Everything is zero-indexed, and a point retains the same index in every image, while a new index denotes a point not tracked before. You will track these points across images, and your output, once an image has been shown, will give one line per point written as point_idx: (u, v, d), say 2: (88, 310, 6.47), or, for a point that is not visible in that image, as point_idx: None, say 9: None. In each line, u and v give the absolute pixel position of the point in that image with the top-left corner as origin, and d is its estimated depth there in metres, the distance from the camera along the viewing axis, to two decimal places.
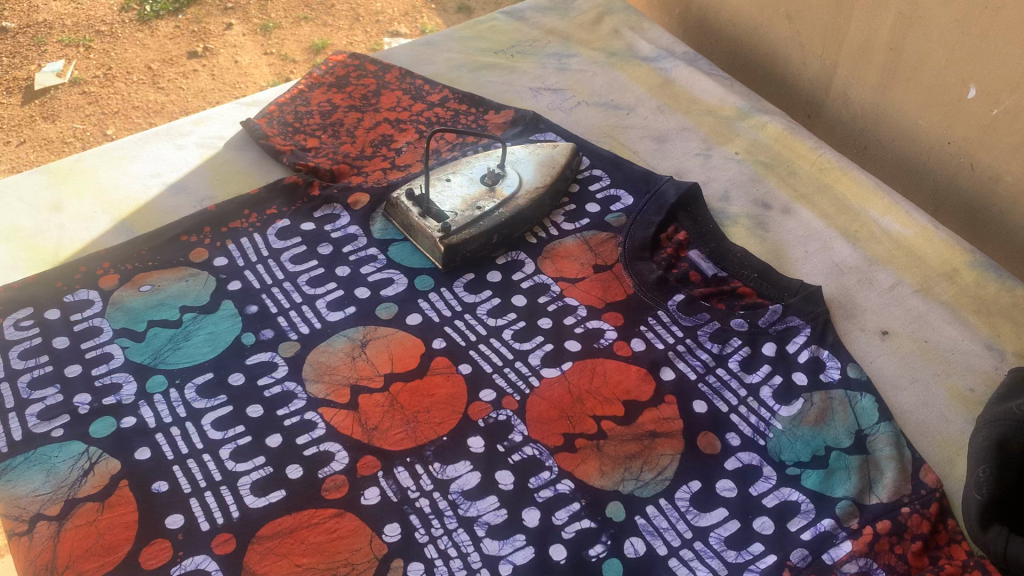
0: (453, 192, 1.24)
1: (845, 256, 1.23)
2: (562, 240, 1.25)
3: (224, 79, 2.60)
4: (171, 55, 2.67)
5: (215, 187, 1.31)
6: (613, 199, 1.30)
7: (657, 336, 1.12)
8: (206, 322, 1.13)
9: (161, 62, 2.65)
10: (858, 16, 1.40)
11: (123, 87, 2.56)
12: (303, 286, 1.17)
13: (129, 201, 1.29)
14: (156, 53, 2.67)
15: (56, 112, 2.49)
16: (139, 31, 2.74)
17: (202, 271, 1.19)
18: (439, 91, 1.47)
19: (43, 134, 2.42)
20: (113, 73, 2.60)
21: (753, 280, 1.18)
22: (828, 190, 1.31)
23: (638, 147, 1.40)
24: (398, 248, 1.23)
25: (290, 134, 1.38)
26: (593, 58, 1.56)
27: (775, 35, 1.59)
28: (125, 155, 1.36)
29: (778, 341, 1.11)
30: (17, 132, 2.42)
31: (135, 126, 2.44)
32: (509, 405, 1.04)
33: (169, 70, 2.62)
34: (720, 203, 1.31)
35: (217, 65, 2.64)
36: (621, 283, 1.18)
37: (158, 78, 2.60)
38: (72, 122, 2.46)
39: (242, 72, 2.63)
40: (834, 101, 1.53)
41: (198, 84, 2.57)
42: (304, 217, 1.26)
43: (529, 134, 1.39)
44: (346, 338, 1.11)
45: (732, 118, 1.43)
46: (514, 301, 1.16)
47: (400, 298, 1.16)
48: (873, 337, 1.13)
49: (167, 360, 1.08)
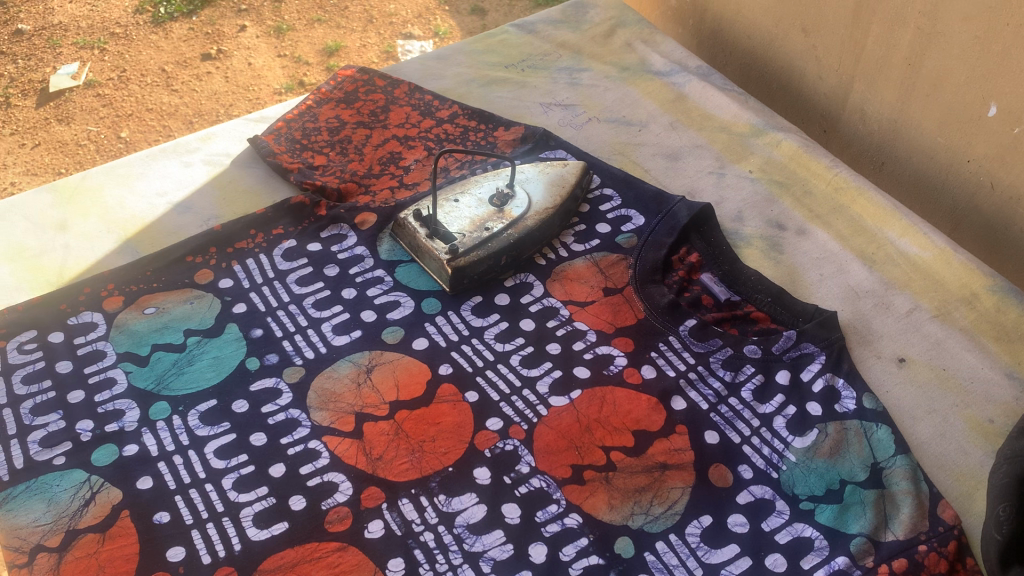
0: (461, 213, 1.22)
1: (861, 280, 1.20)
2: (571, 262, 1.22)
3: (237, 81, 2.59)
4: (185, 57, 2.66)
5: (221, 206, 1.30)
6: (624, 219, 1.27)
7: (668, 363, 1.09)
8: (210, 346, 1.11)
9: (174, 64, 2.64)
10: (876, 30, 1.37)
11: (137, 89, 2.55)
12: (308, 308, 1.16)
13: (134, 220, 1.27)
14: (169, 55, 2.67)
15: (71, 114, 2.48)
16: (153, 33, 2.74)
17: (207, 293, 1.17)
18: (448, 107, 1.45)
19: (58, 136, 2.42)
20: (127, 75, 2.59)
21: (766, 304, 1.16)
22: (843, 211, 1.29)
23: (650, 165, 1.37)
24: (406, 269, 1.21)
25: (298, 152, 1.37)
26: (606, 72, 1.54)
27: (791, 48, 1.56)
28: (130, 173, 1.35)
29: (792, 369, 1.08)
30: (32, 135, 2.42)
31: (149, 129, 2.44)
32: (516, 434, 1.02)
33: (183, 73, 2.61)
34: (733, 224, 1.28)
35: (230, 67, 2.63)
36: (631, 307, 1.16)
37: (172, 80, 2.59)
38: (87, 125, 2.46)
39: (256, 74, 2.62)
40: (850, 115, 1.50)
41: (212, 87, 2.56)
42: (310, 237, 1.24)
43: (539, 151, 1.37)
44: (351, 363, 1.09)
45: (746, 135, 1.41)
46: (522, 325, 1.14)
47: (406, 322, 1.14)
48: (890, 365, 1.10)
49: (170, 386, 1.07)
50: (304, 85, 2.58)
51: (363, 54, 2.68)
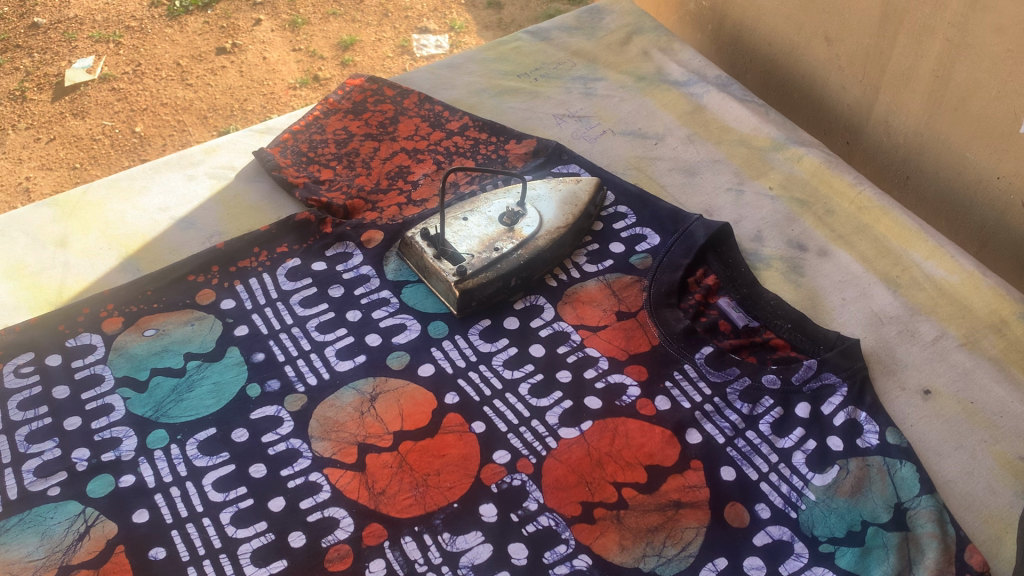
0: (470, 232, 1.19)
1: (885, 305, 1.15)
2: (584, 283, 1.18)
3: (252, 76, 2.56)
4: (200, 52, 2.63)
5: (225, 222, 1.27)
6: (639, 238, 1.23)
7: (684, 394, 1.05)
8: (211, 371, 1.08)
9: (189, 58, 2.61)
10: (903, 40, 1.32)
11: (152, 84, 2.52)
12: (312, 331, 1.12)
13: (136, 236, 1.25)
14: (184, 50, 2.64)
15: (86, 109, 2.46)
16: (169, 27, 2.72)
17: (208, 314, 1.14)
18: (459, 118, 1.41)
19: (73, 131, 2.39)
20: (142, 70, 2.56)
21: (786, 330, 1.11)
22: (867, 231, 1.24)
23: (667, 181, 1.33)
24: (412, 290, 1.17)
25: (304, 165, 1.33)
26: (621, 82, 1.49)
27: (814, 56, 1.51)
28: (133, 187, 1.32)
29: (813, 401, 1.04)
30: (48, 130, 2.39)
31: (163, 124, 2.40)
32: (524, 468, 0.98)
33: (198, 67, 2.58)
34: (752, 244, 1.24)
35: (245, 62, 2.60)
36: (646, 333, 1.12)
37: (187, 74, 2.56)
38: (102, 119, 2.42)
39: (270, 69, 2.58)
40: (874, 127, 1.44)
41: (226, 81, 2.53)
42: (315, 255, 1.21)
43: (551, 166, 1.33)
44: (354, 390, 1.06)
45: (766, 149, 1.36)
46: (532, 351, 1.10)
47: (412, 346, 1.11)
48: (915, 397, 1.06)
49: (169, 413, 1.04)
50: (318, 80, 2.54)
51: (378, 49, 2.65)
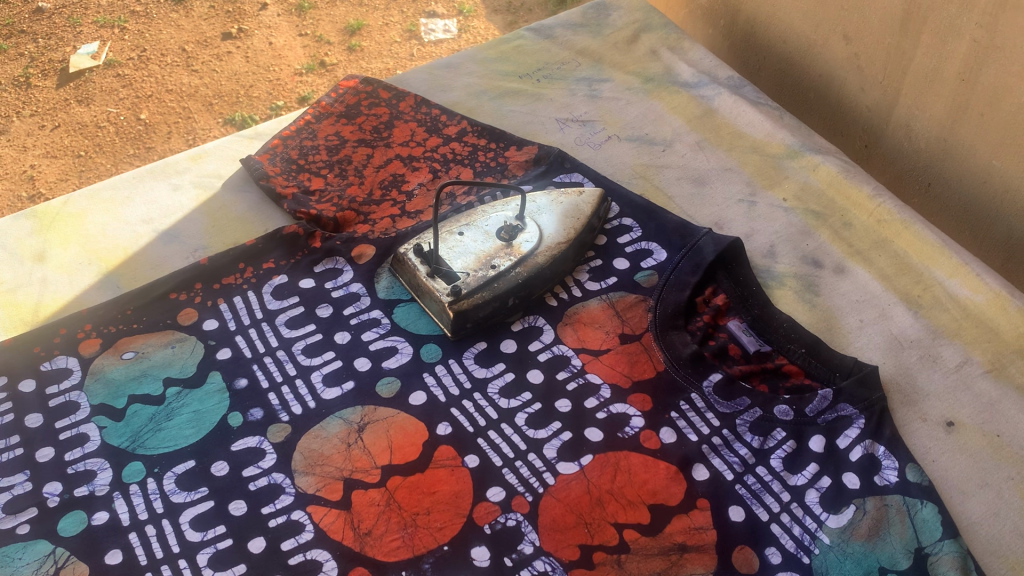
0: (466, 248, 1.12)
1: (905, 327, 1.09)
2: (585, 303, 1.12)
3: (257, 61, 2.49)
4: (206, 36, 2.56)
5: (210, 235, 1.21)
6: (644, 253, 1.17)
7: (690, 426, 0.99)
8: (191, 399, 1.03)
9: (195, 43, 2.54)
10: (926, 40, 1.24)
11: (157, 70, 2.45)
12: (298, 355, 1.07)
13: (116, 251, 1.19)
14: (190, 35, 2.57)
15: (90, 95, 2.39)
16: (174, 12, 2.65)
17: (190, 336, 1.09)
18: (457, 122, 1.35)
19: (78, 118, 2.32)
20: (147, 56, 2.49)
21: (800, 356, 1.05)
22: (887, 246, 1.17)
23: (675, 191, 1.26)
24: (405, 310, 1.11)
25: (293, 174, 1.27)
26: (628, 83, 1.42)
27: (831, 55, 1.43)
28: (115, 198, 1.26)
29: (827, 434, 0.97)
30: (53, 117, 2.32)
31: (168, 111, 2.33)
32: (519, 507, 0.92)
33: (203, 52, 2.51)
34: (765, 260, 1.17)
35: (251, 47, 2.53)
36: (650, 357, 1.05)
37: (192, 60, 2.49)
38: (107, 106, 2.35)
39: (276, 55, 2.51)
40: (895, 131, 1.36)
41: (232, 67, 2.46)
42: (303, 272, 1.15)
43: (553, 175, 1.26)
44: (341, 420, 1.00)
45: (780, 156, 1.29)
46: (530, 377, 1.04)
47: (403, 372, 1.05)
48: (937, 429, 0.99)
49: (146, 444, 0.99)
50: (324, 66, 2.48)
51: (385, 34, 2.58)
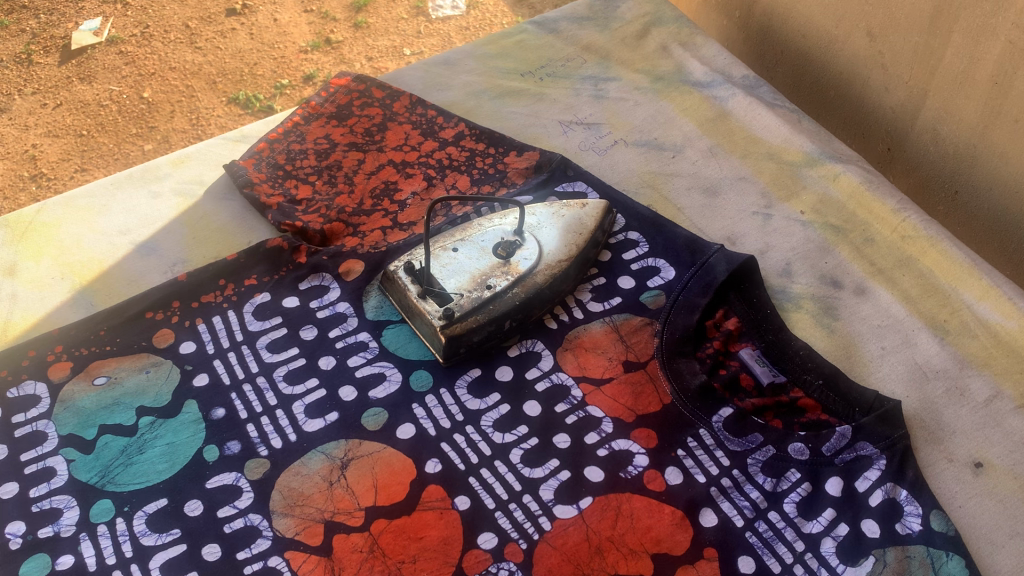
0: (460, 265, 1.05)
1: (930, 356, 1.01)
2: (587, 325, 1.05)
3: (262, 38, 2.39)
4: (209, 13, 2.47)
5: (190, 248, 1.14)
6: (651, 271, 1.09)
7: (698, 466, 0.92)
8: (165, 430, 0.96)
9: (199, 20, 2.45)
10: (957, 40, 1.16)
11: (160, 46, 2.35)
12: (279, 382, 1.00)
13: (90, 264, 1.12)
14: (193, 11, 2.47)
15: (93, 72, 2.29)
16: None
17: (165, 360, 1.02)
18: (454, 124, 1.27)
19: (80, 96, 2.22)
20: (150, 32, 2.39)
21: (817, 388, 0.97)
22: (911, 264, 1.09)
23: (684, 202, 1.18)
24: (394, 333, 1.04)
25: (279, 181, 1.20)
26: (636, 83, 1.34)
27: (853, 51, 1.34)
28: (91, 206, 1.20)
29: (845, 477, 0.90)
30: (54, 95, 2.23)
31: (172, 89, 2.24)
32: (512, 555, 0.86)
33: (207, 29, 2.41)
34: (780, 280, 1.09)
35: (255, 24, 2.43)
36: (656, 388, 0.98)
37: (196, 36, 2.39)
38: (109, 84, 2.25)
39: (281, 31, 2.41)
40: (920, 134, 1.28)
41: (236, 44, 2.37)
42: (287, 289, 1.08)
43: (555, 183, 1.19)
44: (323, 455, 0.94)
45: (797, 164, 1.21)
46: (526, 409, 0.97)
47: (391, 402, 0.98)
48: (964, 471, 0.92)
49: (116, 480, 0.93)
50: (330, 43, 2.39)
51: (393, 12, 2.49)
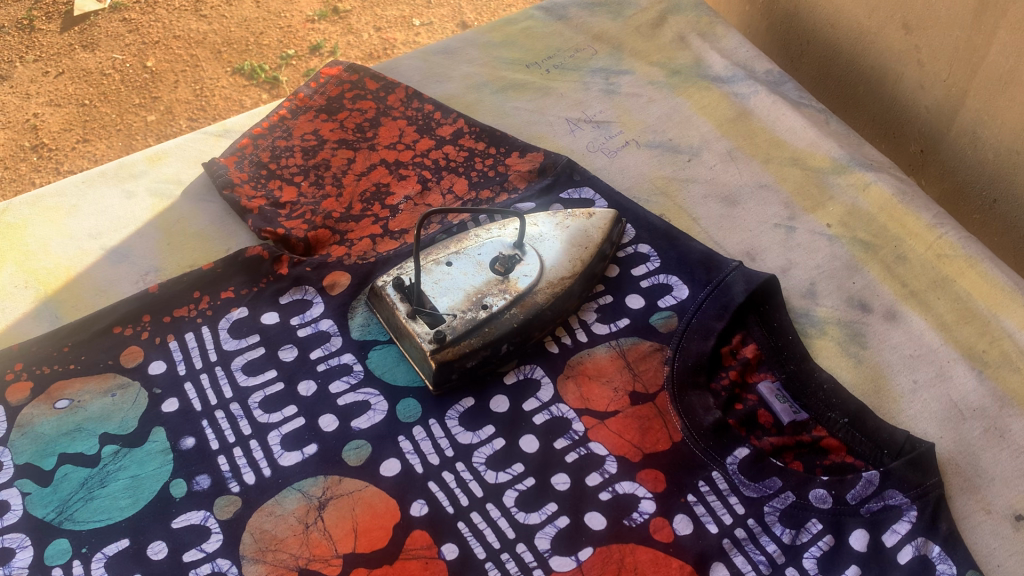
0: (454, 281, 0.96)
1: (967, 392, 0.92)
2: (591, 350, 0.96)
3: (269, 7, 2.29)
4: None
5: (165, 255, 1.06)
6: (662, 289, 1.00)
7: (709, 515, 0.83)
8: (130, 461, 0.89)
9: None
10: (1003, 37, 1.05)
11: (165, 15, 2.24)
12: (254, 409, 0.92)
13: (57, 271, 1.05)
14: None
15: (96, 40, 2.18)
16: None
17: (133, 382, 0.94)
18: (452, 120, 1.18)
19: (82, 64, 2.11)
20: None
21: (842, 427, 0.89)
22: (947, 286, 0.99)
23: (700, 211, 1.09)
24: (382, 355, 0.96)
25: (262, 181, 1.11)
26: (650, 77, 1.25)
27: (886, 45, 1.23)
28: (60, 206, 1.12)
29: (871, 529, 0.82)
30: (56, 62, 2.12)
31: (176, 58, 2.13)
32: None
33: None
34: (803, 301, 1.00)
35: None
36: (665, 424, 0.90)
37: (201, 5, 2.28)
38: (112, 52, 2.14)
39: (288, 0, 2.31)
40: (957, 137, 1.17)
41: (242, 13, 2.26)
42: (266, 304, 1.00)
43: (560, 189, 1.10)
44: (299, 494, 0.86)
45: (824, 171, 1.11)
46: (522, 444, 0.89)
47: (375, 434, 0.90)
48: (1003, 525, 0.83)
49: (74, 517, 0.85)
50: (338, 12, 2.28)
51: None
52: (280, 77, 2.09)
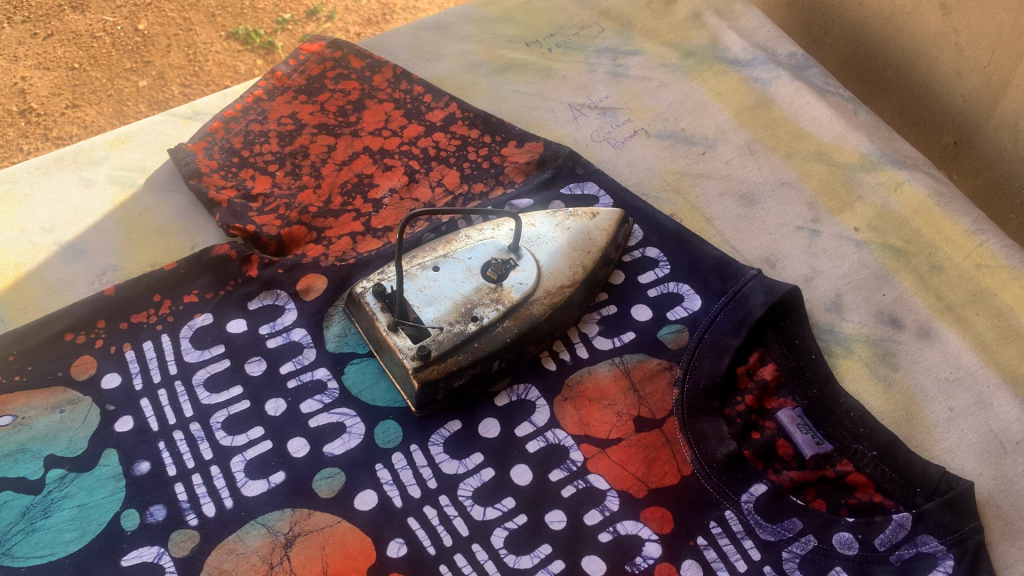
0: (441, 289, 0.86)
1: (1008, 422, 0.83)
2: (592, 368, 0.87)
3: None
4: None
5: (124, 252, 0.97)
6: (672, 299, 0.91)
7: (722, 561, 0.74)
8: (77, 488, 0.79)
9: None
10: None
11: None
12: (217, 431, 0.83)
13: (5, 268, 0.95)
14: None
15: (86, 2, 2.03)
16: None
17: (84, 397, 0.85)
18: (443, 104, 1.08)
19: (71, 26, 1.96)
20: None
21: (870, 462, 0.79)
22: (987, 300, 0.90)
23: (715, 211, 1.00)
24: (360, 371, 0.87)
25: (233, 169, 1.00)
26: (662, 58, 1.14)
27: (920, 25, 1.12)
28: (11, 195, 1.02)
29: None
30: (45, 24, 1.96)
31: (168, 22, 1.99)
32: None
33: None
34: (828, 316, 0.91)
35: None
36: (674, 454, 0.80)
37: None
38: (103, 15, 1.99)
39: None
40: (996, 129, 1.06)
41: None
42: (233, 310, 0.90)
43: (561, 184, 1.00)
44: (264, 529, 0.77)
45: (852, 167, 1.01)
46: (513, 475, 0.80)
47: (351, 461, 0.81)
48: None
49: (12, 552, 0.76)
50: None
51: None
52: (275, 43, 1.98)
